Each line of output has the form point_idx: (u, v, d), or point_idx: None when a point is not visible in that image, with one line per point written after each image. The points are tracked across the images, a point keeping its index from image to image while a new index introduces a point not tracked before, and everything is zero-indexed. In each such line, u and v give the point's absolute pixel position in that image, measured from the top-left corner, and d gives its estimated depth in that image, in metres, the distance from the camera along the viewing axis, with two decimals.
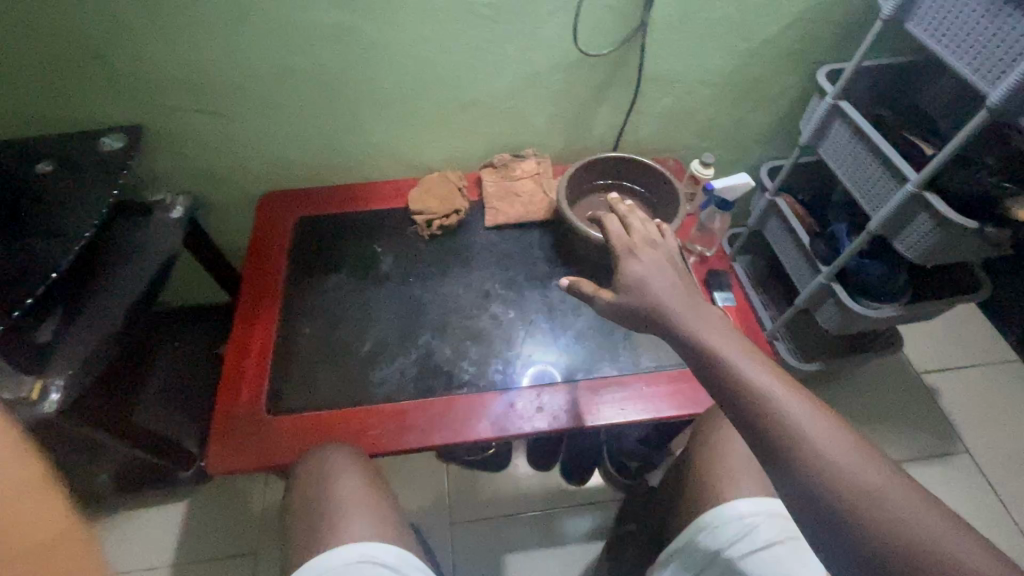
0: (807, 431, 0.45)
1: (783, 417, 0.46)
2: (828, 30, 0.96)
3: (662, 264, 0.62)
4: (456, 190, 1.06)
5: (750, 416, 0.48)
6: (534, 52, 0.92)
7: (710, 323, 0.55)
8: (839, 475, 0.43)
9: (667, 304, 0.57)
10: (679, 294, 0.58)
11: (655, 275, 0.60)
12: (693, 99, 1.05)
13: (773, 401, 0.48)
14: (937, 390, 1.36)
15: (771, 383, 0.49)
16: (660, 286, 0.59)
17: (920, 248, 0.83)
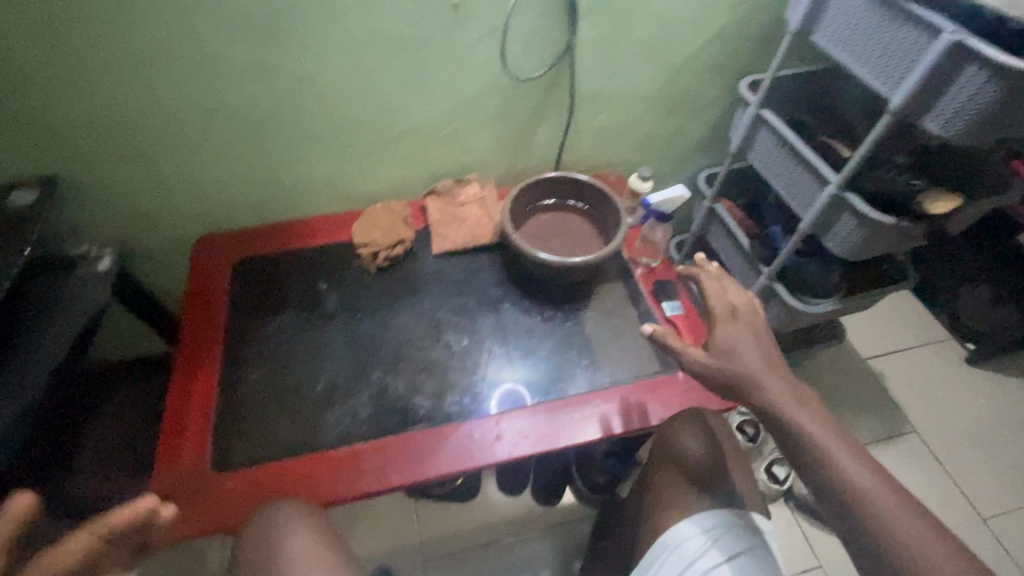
0: (865, 488, 0.56)
1: (867, 495, 0.56)
2: (746, 43, 1.00)
3: (750, 334, 0.70)
4: (400, 220, 1.04)
5: (832, 487, 0.58)
6: (466, 79, 0.92)
7: (795, 395, 0.65)
8: (891, 538, 0.53)
9: (751, 371, 0.66)
10: (762, 363, 0.67)
11: (744, 344, 0.69)
12: (627, 115, 1.08)
13: (853, 475, 0.57)
14: (883, 375, 1.42)
15: (855, 463, 0.58)
16: (748, 354, 0.68)
17: (847, 245, 0.87)
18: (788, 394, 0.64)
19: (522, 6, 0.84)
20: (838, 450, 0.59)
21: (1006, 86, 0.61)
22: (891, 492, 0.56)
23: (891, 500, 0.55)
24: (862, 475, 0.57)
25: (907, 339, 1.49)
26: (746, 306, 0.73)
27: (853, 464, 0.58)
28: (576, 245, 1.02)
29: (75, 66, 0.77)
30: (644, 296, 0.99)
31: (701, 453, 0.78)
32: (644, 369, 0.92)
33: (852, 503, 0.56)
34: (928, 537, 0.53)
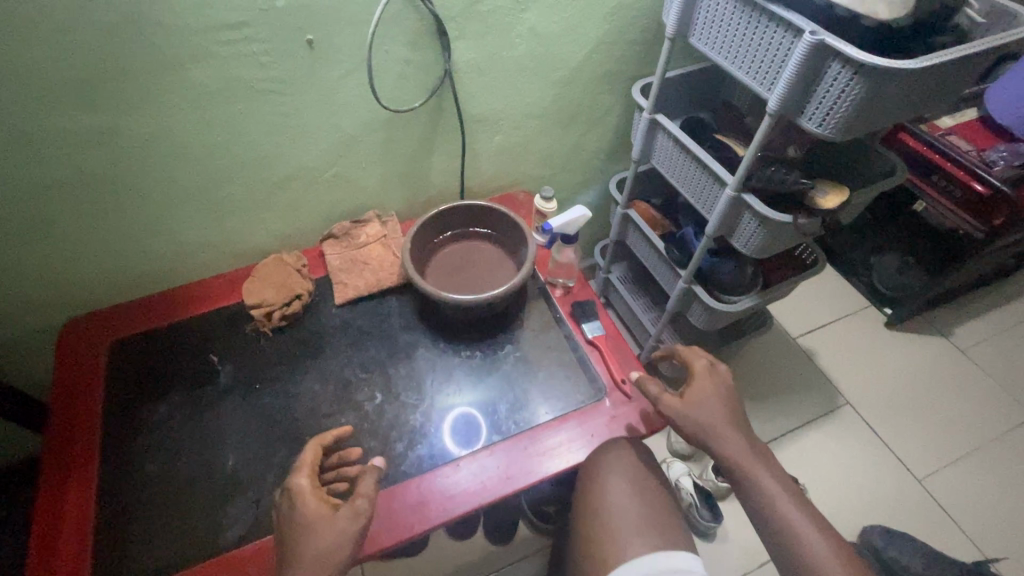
0: (811, 545, 0.65)
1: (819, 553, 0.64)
2: (631, 49, 0.98)
3: (717, 390, 0.77)
4: (295, 272, 0.96)
5: (788, 542, 0.66)
6: (340, 117, 0.85)
7: (756, 454, 0.72)
8: None
9: (718, 429, 0.73)
10: (730, 421, 0.74)
11: (713, 401, 0.75)
12: (523, 132, 1.04)
13: (805, 533, 0.66)
14: (813, 351, 1.45)
15: (805, 521, 0.67)
16: (715, 410, 0.75)
17: (753, 244, 0.86)
18: (751, 452, 0.72)
19: (384, 36, 0.77)
20: (793, 511, 0.68)
21: (868, 84, 0.61)
22: (836, 549, 0.65)
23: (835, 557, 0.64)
24: (815, 541, 0.65)
25: (832, 311, 1.54)
26: (710, 364, 0.80)
27: (801, 523, 0.67)
28: (487, 274, 0.96)
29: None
30: (564, 318, 0.95)
31: (623, 495, 0.78)
32: (572, 400, 0.87)
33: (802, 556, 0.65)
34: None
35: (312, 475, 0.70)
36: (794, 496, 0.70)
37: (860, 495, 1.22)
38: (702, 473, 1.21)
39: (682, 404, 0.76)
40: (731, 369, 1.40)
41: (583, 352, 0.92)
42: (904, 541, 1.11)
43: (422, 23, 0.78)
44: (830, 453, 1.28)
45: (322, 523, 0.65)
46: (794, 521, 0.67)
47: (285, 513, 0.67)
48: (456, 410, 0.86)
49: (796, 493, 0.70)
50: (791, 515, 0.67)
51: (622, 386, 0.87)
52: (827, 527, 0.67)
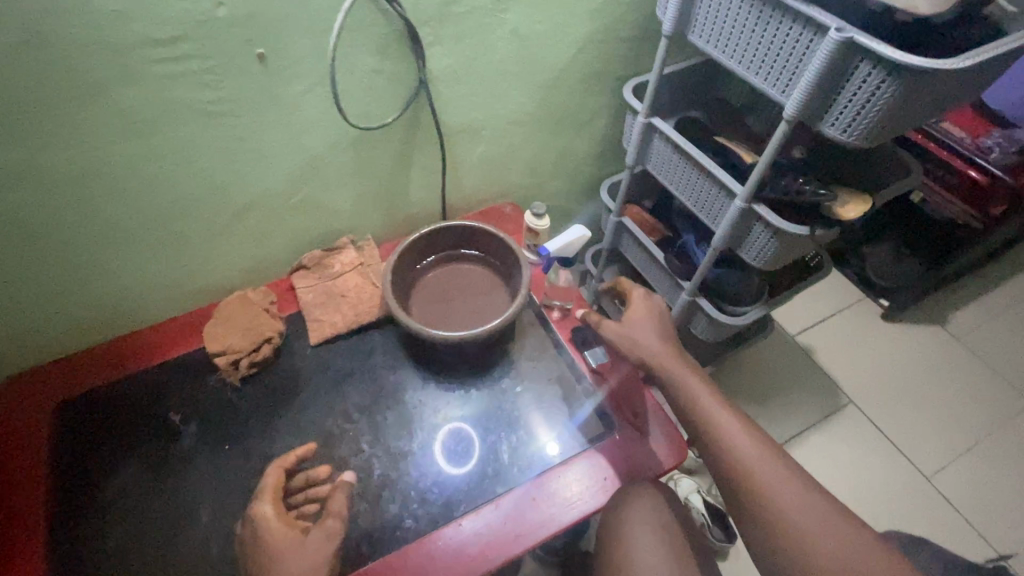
0: (740, 443, 0.66)
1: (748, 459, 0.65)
2: (621, 47, 0.90)
3: (655, 314, 0.78)
4: (264, 313, 0.86)
5: (719, 448, 0.66)
6: (303, 138, 0.75)
7: (688, 367, 0.73)
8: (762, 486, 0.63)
9: (648, 346, 0.74)
10: (663, 339, 0.75)
11: (646, 322, 0.77)
12: (508, 141, 0.95)
13: (735, 441, 0.66)
14: (813, 349, 1.41)
15: (733, 423, 0.67)
16: (647, 329, 0.76)
17: (765, 256, 0.79)
18: (685, 366, 0.72)
19: (349, 45, 0.68)
20: (722, 414, 0.68)
21: (902, 88, 0.55)
22: (767, 453, 0.65)
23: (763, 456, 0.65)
24: (746, 442, 0.66)
25: (828, 306, 1.50)
26: (647, 290, 0.81)
27: (732, 422, 0.67)
28: (478, 301, 0.88)
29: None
30: (564, 345, 0.87)
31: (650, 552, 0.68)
32: (580, 439, 0.80)
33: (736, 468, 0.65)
34: (797, 495, 0.62)
35: (276, 499, 0.67)
36: (724, 403, 0.69)
37: (868, 499, 1.19)
38: (710, 489, 1.16)
39: (620, 327, 0.77)
40: (732, 374, 1.35)
41: (588, 384, 0.84)
42: (918, 546, 1.08)
43: (392, 29, 0.69)
44: (838, 456, 1.25)
45: (291, 550, 0.60)
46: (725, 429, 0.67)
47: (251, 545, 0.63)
48: (449, 427, 0.80)
49: (725, 399, 0.70)
50: (721, 420, 0.67)
51: (633, 420, 0.81)
52: (757, 429, 0.67)
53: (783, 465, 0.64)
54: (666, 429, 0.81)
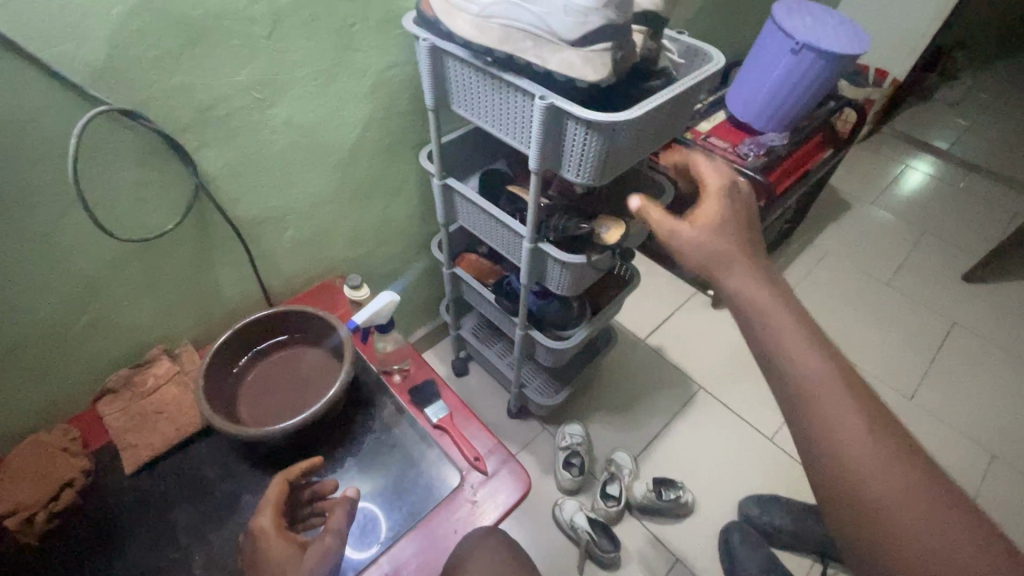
0: (793, 351, 0.49)
1: (882, 502, 0.45)
2: (407, 119, 0.97)
3: (733, 217, 0.60)
4: (60, 453, 0.77)
5: (849, 513, 0.46)
6: (70, 262, 0.71)
7: (793, 308, 0.52)
8: (832, 443, 0.47)
9: (719, 254, 0.56)
10: (743, 246, 0.57)
11: (727, 232, 0.58)
12: (317, 221, 0.97)
13: (811, 375, 0.48)
14: (662, 347, 1.56)
15: (845, 410, 0.47)
16: (732, 261, 0.56)
17: (564, 285, 0.88)
18: (773, 290, 0.53)
19: (98, 164, 0.66)
20: (801, 338, 0.50)
21: (602, 139, 0.65)
22: (874, 431, 0.47)
23: (889, 484, 0.45)
24: (819, 368, 0.48)
25: (668, 306, 1.67)
26: (722, 187, 0.62)
27: (808, 353, 0.49)
28: (310, 384, 0.86)
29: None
30: (405, 408, 0.88)
31: None
32: (429, 498, 0.81)
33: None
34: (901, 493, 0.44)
35: (276, 514, 0.66)
36: (805, 318, 0.52)
37: (731, 473, 1.32)
38: (594, 503, 1.22)
39: (693, 230, 0.58)
40: (596, 387, 1.45)
41: (431, 441, 0.86)
42: (773, 506, 1.23)
43: (146, 142, 0.69)
44: (699, 440, 1.37)
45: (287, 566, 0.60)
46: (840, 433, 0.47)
47: (248, 556, 0.63)
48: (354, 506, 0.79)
49: (903, 437, 0.47)
50: (833, 410, 0.47)
51: (478, 464, 0.83)
52: (886, 421, 0.47)
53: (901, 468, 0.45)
54: (512, 466, 0.84)
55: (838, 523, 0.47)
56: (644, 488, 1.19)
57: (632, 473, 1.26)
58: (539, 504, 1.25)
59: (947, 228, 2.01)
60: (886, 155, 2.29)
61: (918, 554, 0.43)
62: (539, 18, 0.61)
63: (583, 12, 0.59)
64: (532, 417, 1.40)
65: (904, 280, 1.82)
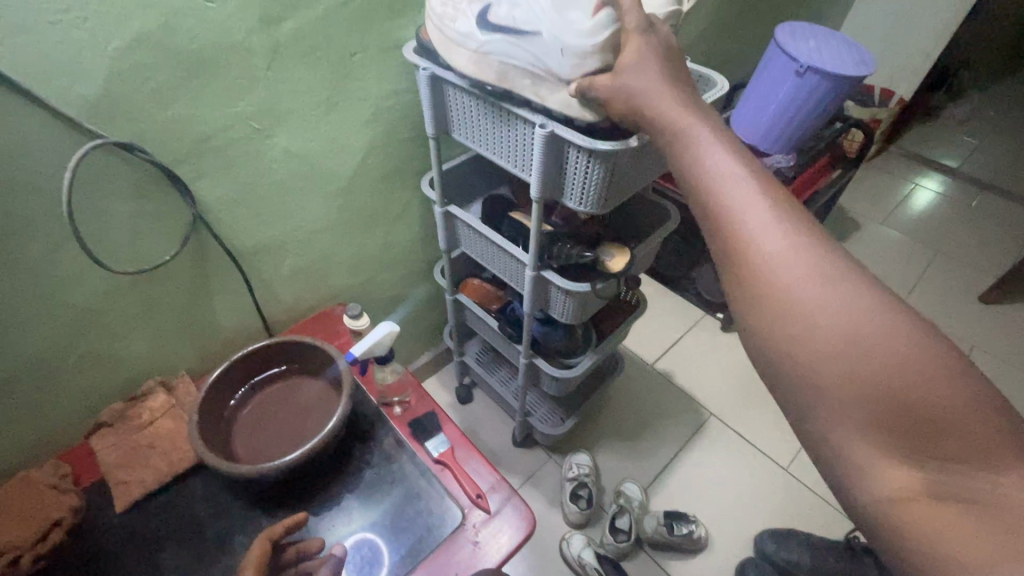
0: (718, 181, 0.42)
1: (799, 295, 0.37)
2: (408, 146, 0.97)
3: (657, 52, 0.52)
4: (51, 489, 0.76)
5: (752, 298, 0.39)
6: (64, 295, 0.70)
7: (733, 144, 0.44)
8: (762, 273, 0.39)
9: (642, 93, 0.50)
10: (670, 85, 0.50)
11: (650, 64, 0.51)
12: (318, 249, 0.96)
13: (740, 207, 0.40)
14: (670, 372, 1.52)
15: (766, 218, 0.39)
16: (653, 100, 0.49)
17: (568, 313, 0.86)
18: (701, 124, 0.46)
19: (94, 196, 0.66)
20: (728, 163, 0.42)
21: (604, 166, 0.64)
22: (812, 251, 0.38)
23: (813, 276, 0.37)
24: (747, 187, 0.41)
25: (675, 329, 1.64)
26: (635, 23, 0.53)
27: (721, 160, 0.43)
28: (308, 415, 0.84)
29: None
30: (405, 441, 0.86)
31: None
32: (430, 537, 0.77)
33: (826, 451, 0.37)
34: (825, 294, 0.36)
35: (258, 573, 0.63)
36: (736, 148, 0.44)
37: (744, 505, 1.27)
38: (603, 538, 1.16)
39: (617, 76, 0.53)
40: (603, 414, 1.41)
41: (432, 476, 0.83)
42: (791, 541, 1.17)
43: (142, 174, 0.68)
44: (710, 469, 1.32)
45: None
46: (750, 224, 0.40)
47: None
48: (353, 545, 0.75)
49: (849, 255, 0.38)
50: (744, 202, 0.40)
51: (480, 501, 0.80)
52: (846, 265, 0.38)
53: (838, 274, 0.37)
54: (516, 502, 0.81)
55: (763, 360, 0.40)
56: (655, 521, 1.14)
57: (642, 505, 1.21)
58: (546, 538, 1.20)
59: (960, 247, 1.97)
60: (895, 174, 2.26)
61: (846, 349, 0.35)
62: (535, 65, 0.61)
63: (578, 59, 0.58)
64: (537, 446, 1.36)
65: (917, 301, 1.77)
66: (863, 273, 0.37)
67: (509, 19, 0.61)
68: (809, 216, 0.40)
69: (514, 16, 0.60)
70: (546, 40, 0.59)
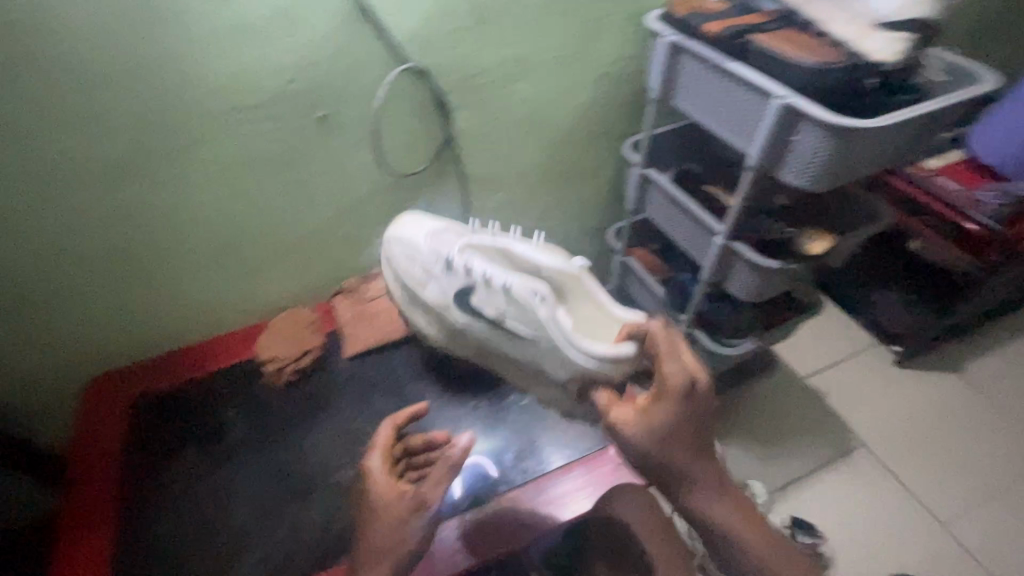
0: (733, 527, 0.66)
1: (756, 540, 0.67)
2: (620, 109, 1.04)
3: (689, 399, 0.62)
4: (306, 328, 1.00)
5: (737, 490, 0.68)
6: (346, 184, 0.91)
7: (707, 481, 0.65)
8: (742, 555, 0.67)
9: (674, 459, 0.64)
10: (688, 449, 0.64)
11: (671, 420, 0.63)
12: (521, 189, 1.09)
13: (753, 545, 0.67)
14: (825, 391, 1.42)
15: (753, 547, 0.66)
16: (679, 457, 0.64)
17: (747, 289, 0.89)
18: (708, 465, 0.66)
19: (387, 110, 0.84)
20: (716, 508, 0.66)
21: (838, 141, 0.66)
22: (745, 530, 0.67)
23: (770, 541, 0.67)
24: (721, 514, 0.66)
25: (840, 351, 1.52)
26: (677, 392, 0.62)
27: (711, 504, 0.66)
28: None
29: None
30: None
31: None
32: None
33: None
34: (768, 557, 0.66)
35: (385, 455, 0.72)
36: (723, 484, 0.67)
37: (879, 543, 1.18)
38: None
39: (633, 431, 0.64)
40: (744, 410, 1.37)
41: None
42: None
43: (421, 99, 0.85)
44: (849, 497, 1.24)
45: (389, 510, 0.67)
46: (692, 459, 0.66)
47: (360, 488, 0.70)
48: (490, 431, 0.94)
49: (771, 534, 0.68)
50: (727, 524, 0.66)
51: None
52: (761, 525, 0.68)
53: (783, 554, 0.67)
54: None
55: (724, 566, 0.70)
56: (778, 525, 1.14)
57: (766, 505, 1.19)
58: None
59: None
60: None
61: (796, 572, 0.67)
62: (536, 360, 0.78)
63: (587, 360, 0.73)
64: None
65: None
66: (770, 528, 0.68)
67: (507, 314, 0.77)
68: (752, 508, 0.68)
69: (501, 308, 0.77)
70: (533, 340, 0.76)
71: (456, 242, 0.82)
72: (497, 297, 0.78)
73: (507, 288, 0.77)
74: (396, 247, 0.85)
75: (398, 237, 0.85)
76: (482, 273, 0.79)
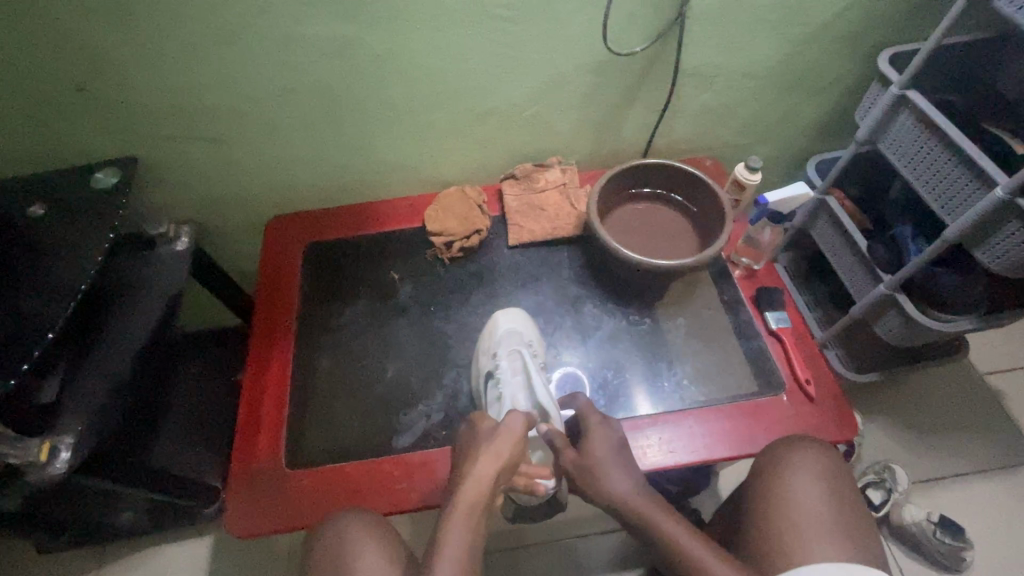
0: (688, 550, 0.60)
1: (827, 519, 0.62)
2: (893, 9, 0.84)
3: (618, 441, 0.70)
4: (476, 207, 0.97)
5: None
6: (555, 55, 0.82)
7: (771, 498, 0.65)
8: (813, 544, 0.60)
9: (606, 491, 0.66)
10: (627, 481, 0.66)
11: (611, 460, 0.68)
12: (734, 95, 0.94)
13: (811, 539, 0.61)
14: (1005, 395, 1.22)
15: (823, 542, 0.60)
16: (614, 475, 0.67)
17: (1009, 258, 0.74)
18: (653, 504, 0.64)
19: None
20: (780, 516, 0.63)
21: None
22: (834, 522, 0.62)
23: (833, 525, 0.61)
24: (791, 515, 0.63)
25: None
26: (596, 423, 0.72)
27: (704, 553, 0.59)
28: (667, 244, 0.92)
29: (138, 35, 0.72)
30: (744, 303, 0.89)
31: (810, 487, 0.65)
32: (741, 390, 0.81)
33: None
34: (833, 545, 0.60)
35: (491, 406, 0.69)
36: (784, 497, 0.65)
37: None
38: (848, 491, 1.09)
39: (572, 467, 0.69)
40: (899, 391, 1.23)
41: (763, 342, 0.85)
42: None
43: None
44: (1009, 511, 1.09)
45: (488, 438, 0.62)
46: (797, 492, 0.64)
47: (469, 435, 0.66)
48: (623, 350, 0.87)
49: (841, 510, 0.63)
50: (794, 524, 0.62)
51: (807, 387, 0.79)
52: (849, 518, 0.63)
53: (863, 542, 0.61)
54: (840, 406, 0.79)
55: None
56: (921, 516, 1.03)
57: (905, 493, 1.08)
58: None
59: None
60: None
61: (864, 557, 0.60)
62: None
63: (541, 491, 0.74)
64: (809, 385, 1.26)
65: None
66: (858, 522, 0.62)
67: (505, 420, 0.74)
68: (849, 507, 0.63)
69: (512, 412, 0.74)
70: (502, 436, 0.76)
71: (518, 349, 0.80)
72: (504, 398, 0.75)
73: (506, 394, 0.75)
74: (498, 325, 0.84)
75: (495, 325, 0.84)
76: (506, 379, 0.77)
